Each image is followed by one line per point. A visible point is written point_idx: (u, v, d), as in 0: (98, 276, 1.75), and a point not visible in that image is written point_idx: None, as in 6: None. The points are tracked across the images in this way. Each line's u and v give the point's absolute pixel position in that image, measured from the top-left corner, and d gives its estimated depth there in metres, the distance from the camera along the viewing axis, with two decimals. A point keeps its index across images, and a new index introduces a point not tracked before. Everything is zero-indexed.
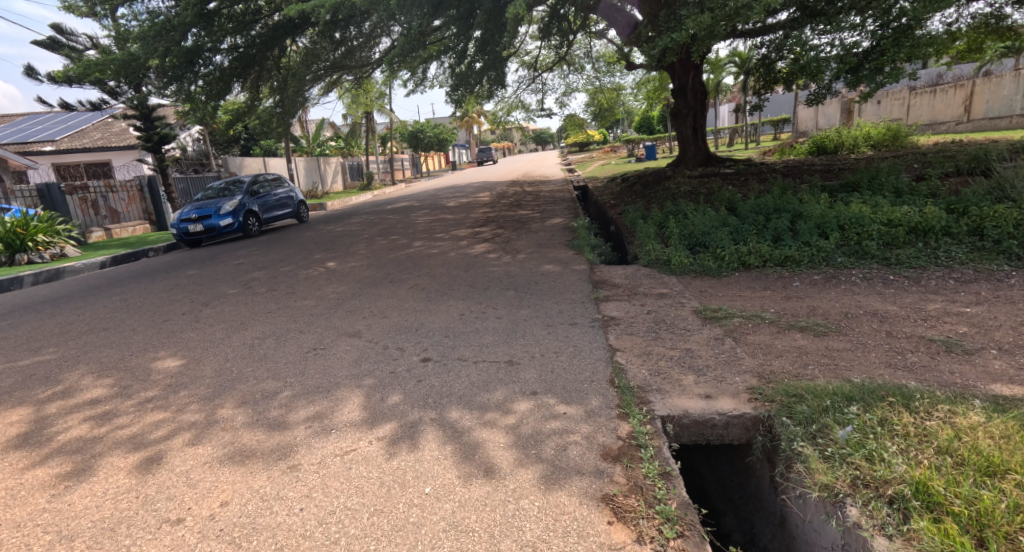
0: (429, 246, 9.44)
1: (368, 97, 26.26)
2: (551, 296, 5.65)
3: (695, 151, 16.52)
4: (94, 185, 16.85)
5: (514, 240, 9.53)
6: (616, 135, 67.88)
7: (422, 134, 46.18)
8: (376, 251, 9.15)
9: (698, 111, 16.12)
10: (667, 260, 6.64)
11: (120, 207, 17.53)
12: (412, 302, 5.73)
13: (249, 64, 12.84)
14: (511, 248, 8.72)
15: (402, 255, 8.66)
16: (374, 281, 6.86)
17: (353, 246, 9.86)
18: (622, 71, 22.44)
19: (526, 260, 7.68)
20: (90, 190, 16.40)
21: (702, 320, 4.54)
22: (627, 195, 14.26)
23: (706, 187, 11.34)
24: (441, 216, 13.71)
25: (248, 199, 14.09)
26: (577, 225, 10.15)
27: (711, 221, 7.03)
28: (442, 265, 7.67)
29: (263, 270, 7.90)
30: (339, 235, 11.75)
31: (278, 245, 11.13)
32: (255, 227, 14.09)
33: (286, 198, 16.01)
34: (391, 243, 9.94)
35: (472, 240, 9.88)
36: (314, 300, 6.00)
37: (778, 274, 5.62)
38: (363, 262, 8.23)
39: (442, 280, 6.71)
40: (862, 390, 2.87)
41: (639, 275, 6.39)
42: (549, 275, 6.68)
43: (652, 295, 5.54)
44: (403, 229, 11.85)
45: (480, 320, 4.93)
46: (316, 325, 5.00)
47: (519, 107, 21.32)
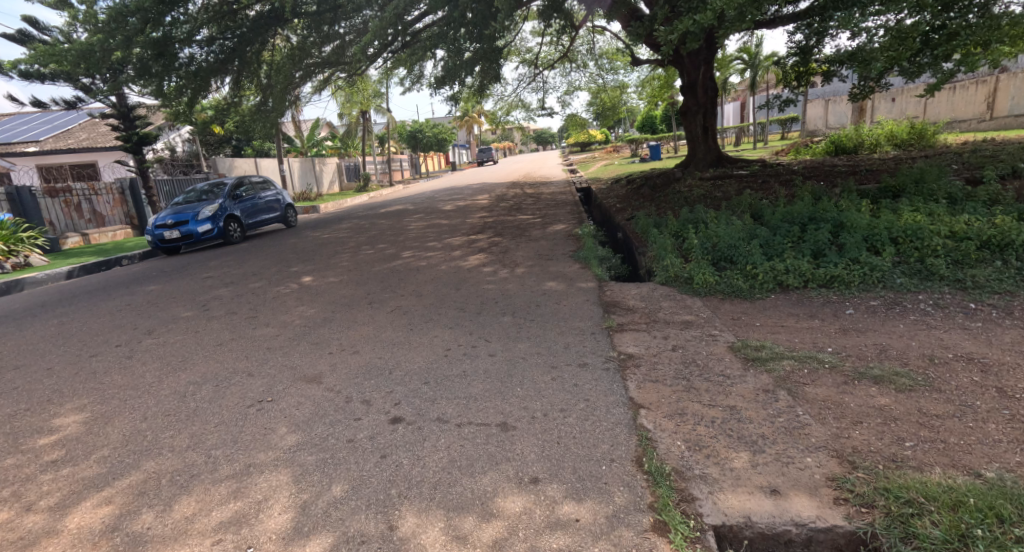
0: (419, 257, 8.58)
1: (364, 96, 25.51)
2: (555, 323, 4.79)
3: (705, 152, 15.64)
4: (78, 188, 16.31)
5: (512, 250, 8.67)
6: (619, 134, 66.87)
7: (422, 134, 45.45)
8: (361, 263, 8.30)
9: (709, 108, 15.27)
10: (690, 278, 5.78)
11: (103, 211, 16.80)
12: (391, 331, 4.87)
13: (231, 59, 11.97)
14: (509, 260, 7.87)
15: (389, 268, 7.79)
16: (351, 301, 6.01)
17: (336, 257, 9.01)
18: (626, 68, 21.60)
19: (525, 276, 6.82)
20: (73, 192, 15.91)
21: (743, 363, 3.69)
22: (634, 199, 13.40)
23: (722, 191, 10.47)
24: (435, 222, 12.87)
25: (229, 203, 13.24)
26: (582, 232, 9.30)
27: (737, 231, 6.15)
28: (431, 281, 6.83)
29: (231, 286, 7.07)
30: (325, 243, 10.91)
31: (259, 254, 10.29)
32: (237, 234, 13.23)
33: (272, 201, 15.17)
34: (378, 254, 9.09)
35: (467, 250, 9.01)
36: (278, 326, 5.14)
37: (824, 297, 4.74)
38: (343, 276, 7.37)
39: (429, 300, 5.85)
40: (1013, 502, 2.02)
41: (656, 296, 5.52)
42: (552, 295, 5.82)
43: (674, 323, 4.68)
44: (394, 236, 11.01)
45: (469, 359, 4.07)
46: (269, 363, 4.14)
47: (519, 106, 20.48)
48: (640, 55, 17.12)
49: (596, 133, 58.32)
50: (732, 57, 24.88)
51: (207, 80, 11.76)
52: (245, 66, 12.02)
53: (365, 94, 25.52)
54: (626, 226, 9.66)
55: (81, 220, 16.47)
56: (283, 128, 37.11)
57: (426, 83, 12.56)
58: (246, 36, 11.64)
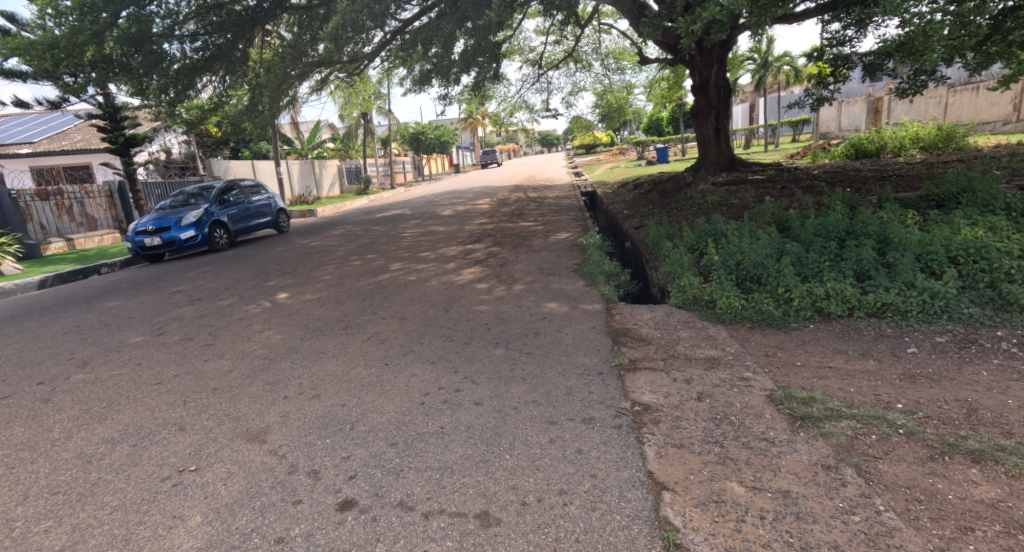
0: (410, 270, 7.89)
1: (364, 96, 24.91)
2: (556, 360, 4.07)
3: (717, 156, 14.89)
4: (70, 190, 15.80)
5: (511, 263, 7.95)
6: (623, 136, 66.20)
7: (423, 136, 44.84)
8: (345, 277, 7.61)
9: (721, 110, 14.59)
10: (714, 302, 5.04)
11: (95, 214, 16.30)
12: (362, 367, 4.15)
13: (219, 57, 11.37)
14: (507, 274, 7.17)
15: (375, 284, 7.08)
16: (326, 324, 5.30)
17: (321, 269, 8.31)
18: (633, 68, 20.89)
19: (523, 294, 6.09)
20: (65, 195, 15.47)
21: (790, 419, 2.96)
22: (642, 205, 12.72)
23: (738, 198, 9.76)
24: (431, 229, 12.19)
25: (216, 209, 12.60)
26: (587, 243, 8.60)
27: (763, 248, 5.42)
28: (419, 299, 6.14)
29: (197, 303, 6.37)
30: (312, 252, 10.24)
31: (242, 263, 9.63)
32: (223, 241, 12.58)
33: (263, 206, 14.52)
34: (366, 266, 8.39)
35: (462, 262, 8.30)
36: (235, 357, 4.44)
37: (876, 330, 4.02)
38: (323, 293, 6.67)
39: (414, 325, 5.14)
40: None
41: (674, 325, 4.80)
42: (553, 320, 5.10)
43: (696, 362, 3.96)
44: (386, 245, 10.32)
45: (450, 409, 3.35)
46: (208, 409, 3.42)
47: (523, 107, 19.80)
48: (648, 55, 16.45)
49: (600, 135, 57.70)
50: (742, 57, 24.20)
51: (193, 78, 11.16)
52: (234, 65, 11.44)
53: (364, 95, 24.97)
54: (636, 236, 8.94)
55: (72, 224, 15.94)
56: (283, 129, 36.55)
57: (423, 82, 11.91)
58: (235, 33, 11.07)
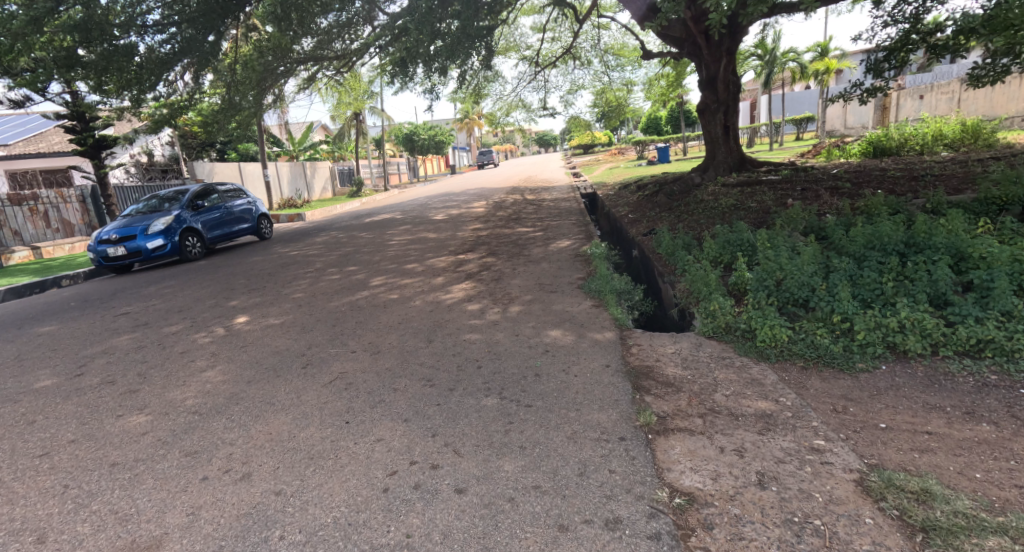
0: (394, 286, 7.00)
1: (355, 95, 24.05)
2: (562, 420, 3.17)
3: (726, 155, 14.05)
4: (47, 193, 14.91)
5: (508, 277, 7.08)
6: (621, 136, 65.49)
7: (417, 136, 43.92)
8: (319, 294, 6.72)
9: (731, 106, 13.75)
10: (754, 332, 4.17)
11: (73, 220, 15.56)
12: (314, 424, 3.25)
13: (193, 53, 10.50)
14: (503, 293, 6.28)
15: (353, 303, 6.19)
16: (283, 360, 4.41)
17: (293, 284, 7.39)
18: (633, 64, 20.09)
19: (522, 319, 5.20)
20: (42, 199, 14.64)
21: (904, 529, 2.10)
22: (649, 207, 11.90)
23: (756, 204, 8.94)
24: (421, 236, 11.32)
25: (189, 216, 11.67)
26: (593, 253, 7.74)
27: (808, 264, 4.55)
28: (400, 324, 5.25)
29: (140, 330, 5.46)
30: (289, 262, 9.36)
31: (210, 276, 8.72)
32: (196, 251, 11.63)
33: (242, 212, 13.55)
34: (345, 281, 7.49)
35: (453, 276, 7.42)
36: (157, 408, 3.52)
37: (977, 380, 3.16)
38: (289, 316, 5.76)
39: (388, 363, 4.25)
40: None
41: (707, 364, 3.91)
42: (557, 356, 4.21)
43: (742, 420, 3.08)
44: (370, 255, 9.45)
45: (423, 504, 2.46)
46: (91, 503, 2.51)
47: (519, 106, 18.94)
48: (650, 49, 15.67)
49: (597, 134, 56.97)
50: (747, 53, 23.43)
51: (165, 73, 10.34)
52: (209, 60, 10.57)
53: (355, 94, 24.20)
54: (646, 246, 8.09)
55: (48, 230, 15.12)
56: (273, 130, 35.63)
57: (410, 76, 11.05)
58: (206, 25, 10.16)
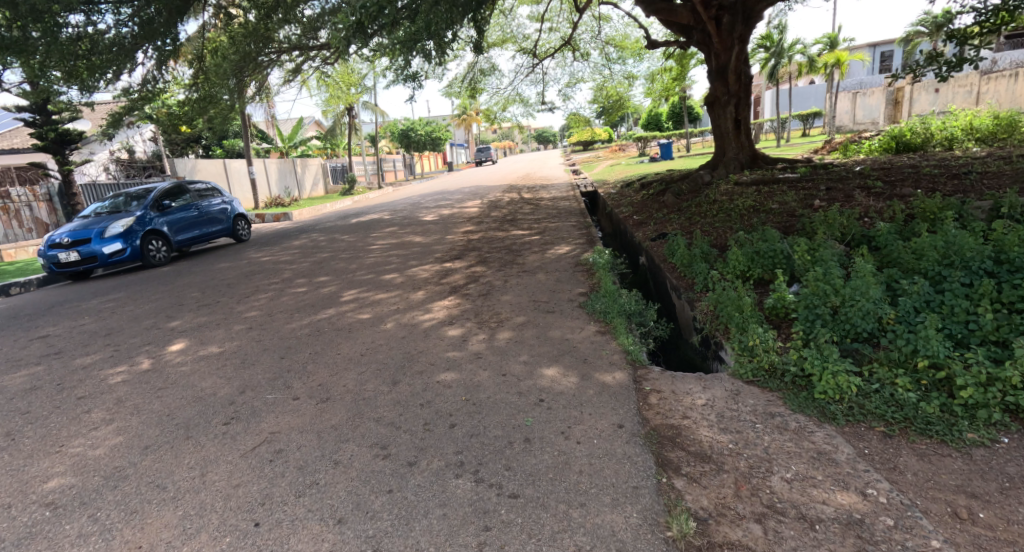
0: (367, 302, 6.04)
1: (345, 89, 23.01)
2: (561, 526, 2.25)
3: (737, 151, 13.14)
4: (17, 191, 13.94)
5: (498, 292, 6.12)
6: (621, 132, 64.53)
7: (413, 134, 42.18)
8: (277, 313, 5.75)
9: (743, 97, 12.80)
10: (810, 377, 3.23)
11: (46, 219, 14.53)
12: (207, 531, 2.31)
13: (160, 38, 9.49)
14: (492, 313, 5.33)
15: (314, 325, 5.22)
16: (204, 409, 3.44)
17: (252, 299, 6.41)
18: (636, 57, 19.12)
19: (513, 351, 4.26)
20: (10, 196, 13.66)
21: None
22: (655, 209, 10.98)
23: (778, 206, 8.05)
24: (407, 240, 10.36)
25: (153, 216, 10.69)
26: (597, 262, 6.80)
27: (874, 286, 3.60)
28: (364, 357, 4.30)
29: (48, 361, 4.49)
30: (257, 271, 8.38)
31: (166, 286, 7.75)
32: (160, 255, 10.63)
33: (216, 212, 12.57)
34: (312, 295, 6.53)
35: (437, 290, 6.45)
36: (1, 497, 2.58)
37: None
38: (233, 341, 4.79)
39: (335, 418, 3.29)
40: None
41: (751, 425, 2.97)
42: (555, 410, 3.26)
43: (820, 529, 2.14)
44: (348, 263, 8.50)
45: None
46: None
47: (516, 100, 17.97)
48: (654, 40, 14.76)
49: (597, 131, 55.97)
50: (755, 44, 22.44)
51: (125, 63, 9.54)
52: (176, 50, 9.77)
53: (346, 87, 23.22)
54: (657, 255, 7.17)
55: (20, 230, 14.10)
56: (264, 125, 34.51)
57: (395, 55, 10.01)
58: (176, 14, 9.42)
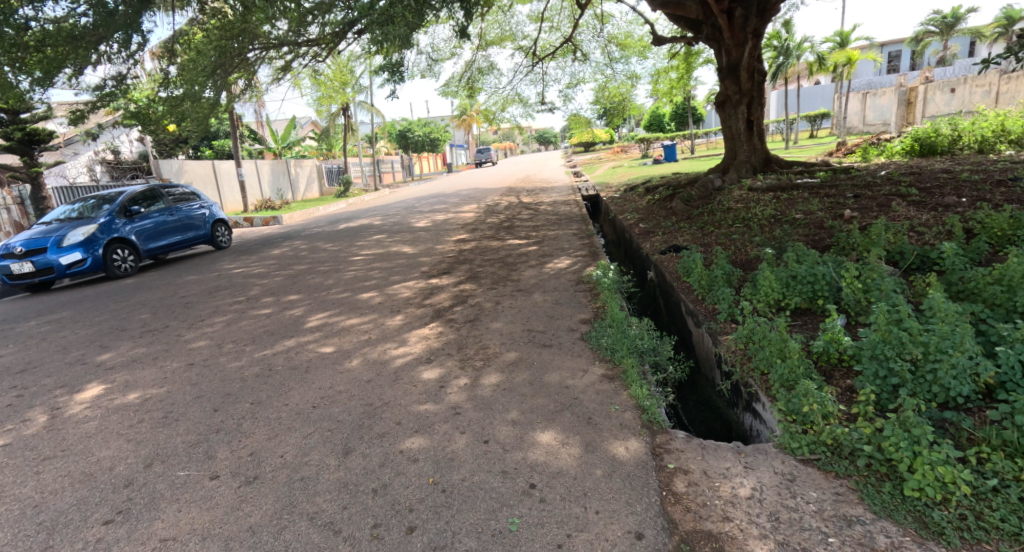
0: (335, 330, 5.21)
1: (338, 87, 22.24)
2: None
3: (749, 154, 12.35)
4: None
5: (488, 318, 5.29)
6: (622, 133, 63.87)
7: (411, 134, 41.43)
8: (229, 343, 4.92)
9: (755, 96, 11.99)
10: (892, 460, 2.40)
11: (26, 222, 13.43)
12: None
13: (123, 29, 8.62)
14: (480, 348, 4.51)
15: (267, 362, 4.39)
16: (88, 495, 2.61)
17: (205, 324, 5.56)
18: (641, 55, 18.32)
19: (502, 405, 3.45)
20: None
21: None
22: (663, 216, 10.19)
23: (802, 216, 7.26)
24: (394, 250, 9.54)
25: (121, 223, 9.90)
26: (601, 280, 5.98)
27: (965, 335, 2.76)
28: (316, 409, 3.49)
29: None
30: (224, 286, 7.55)
31: (119, 303, 6.92)
32: (126, 266, 9.81)
33: (194, 217, 11.75)
34: (275, 320, 5.68)
35: (418, 314, 5.61)
36: None
37: None
38: (162, 386, 3.95)
39: (258, 513, 2.48)
40: None
41: (821, 540, 2.15)
42: (550, 505, 2.46)
43: None
44: (325, 278, 7.67)
45: None
46: None
47: (515, 100, 17.20)
48: (660, 36, 13.94)
49: (599, 132, 55.12)
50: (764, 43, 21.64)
51: (82, 54, 8.75)
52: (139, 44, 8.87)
53: (338, 85, 22.41)
54: (669, 273, 6.38)
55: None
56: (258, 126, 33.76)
57: (377, 43, 9.20)
58: (138, 8, 8.45)
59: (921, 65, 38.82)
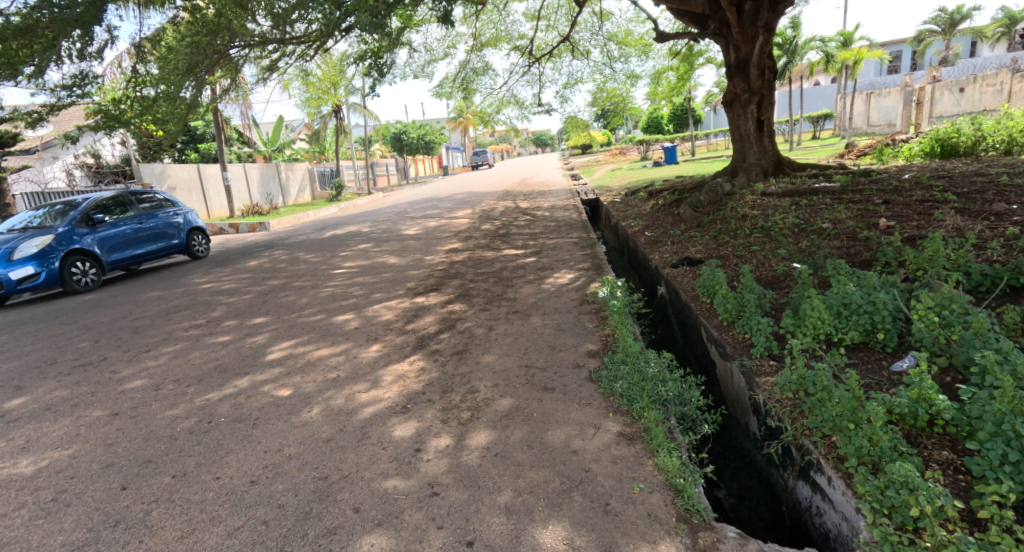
0: (299, 365, 4.43)
1: (328, 88, 21.41)
2: None
3: (759, 155, 11.63)
4: None
5: (479, 350, 4.52)
6: (620, 136, 63.24)
7: (406, 136, 40.53)
8: (169, 383, 4.13)
9: (766, 95, 11.27)
10: None
11: None
12: None
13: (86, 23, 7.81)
14: (467, 391, 3.74)
15: (208, 410, 3.61)
16: None
17: (148, 356, 4.77)
18: (642, 53, 17.60)
19: (492, 483, 2.70)
20: None
21: None
22: (671, 224, 9.46)
23: (829, 225, 6.53)
24: (379, 262, 8.75)
25: (81, 233, 9.09)
26: (608, 300, 5.24)
27: None
28: (254, 485, 2.72)
29: None
30: (185, 305, 6.76)
31: (61, 326, 6.12)
32: (86, 280, 9.05)
33: (168, 226, 10.92)
34: (232, 351, 4.89)
35: (398, 343, 4.83)
36: None
37: None
38: (68, 447, 3.19)
39: None
40: None
41: None
42: None
43: None
44: (299, 295, 6.89)
45: None
46: None
47: (511, 102, 16.47)
48: (664, 32, 13.21)
49: (596, 134, 54.49)
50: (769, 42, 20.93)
51: (42, 52, 8.18)
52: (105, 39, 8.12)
53: (328, 86, 21.60)
54: (686, 290, 5.64)
55: None
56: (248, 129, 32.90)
57: (360, 35, 8.38)
58: None
59: (922, 65, 38.26)
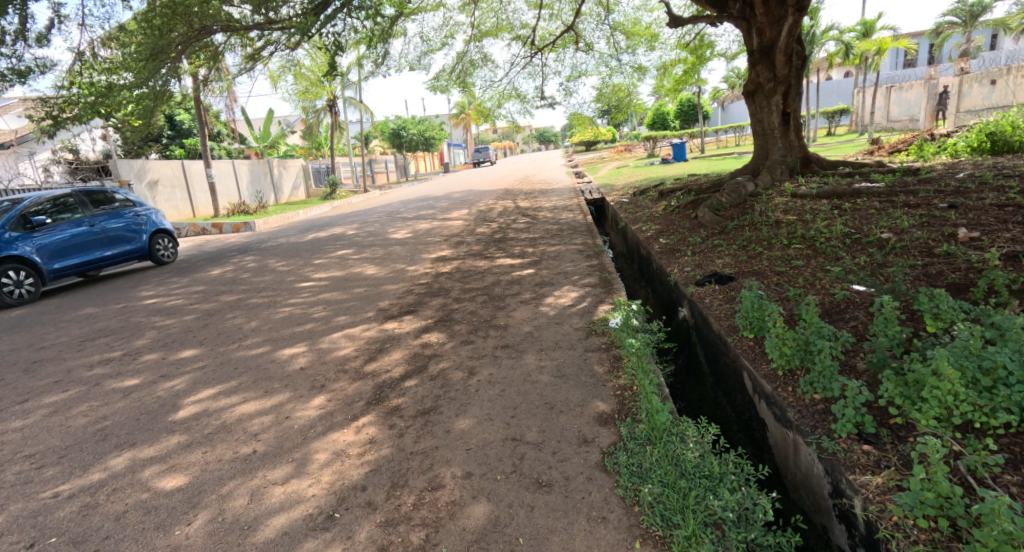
0: (208, 430, 3.26)
1: (317, 80, 20.21)
2: None
3: (785, 152, 10.43)
4: None
5: (452, 410, 3.34)
6: (626, 131, 61.74)
7: (405, 131, 39.27)
8: (17, 461, 2.98)
9: (793, 84, 10.04)
10: None
11: None
12: None
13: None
14: (425, 488, 2.58)
15: (41, 522, 2.48)
16: None
17: (17, 410, 3.64)
18: (651, 43, 16.37)
19: None
20: None
21: None
22: (689, 229, 8.31)
23: (888, 236, 5.36)
24: (355, 272, 7.59)
25: (15, 238, 7.96)
26: (621, 333, 4.06)
27: None
28: None
29: None
30: (111, 328, 5.63)
31: None
32: (21, 291, 7.99)
33: (127, 228, 9.67)
34: (131, 402, 3.74)
35: (348, 395, 3.66)
36: None
37: None
38: None
39: None
40: None
41: None
42: None
43: None
44: (248, 317, 5.73)
45: None
46: None
47: (513, 95, 15.25)
48: (679, 17, 11.97)
49: (602, 131, 53.05)
50: None
51: None
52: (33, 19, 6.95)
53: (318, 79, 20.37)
54: (719, 317, 4.47)
55: None
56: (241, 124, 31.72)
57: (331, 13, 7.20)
58: None
59: (941, 58, 36.73)
